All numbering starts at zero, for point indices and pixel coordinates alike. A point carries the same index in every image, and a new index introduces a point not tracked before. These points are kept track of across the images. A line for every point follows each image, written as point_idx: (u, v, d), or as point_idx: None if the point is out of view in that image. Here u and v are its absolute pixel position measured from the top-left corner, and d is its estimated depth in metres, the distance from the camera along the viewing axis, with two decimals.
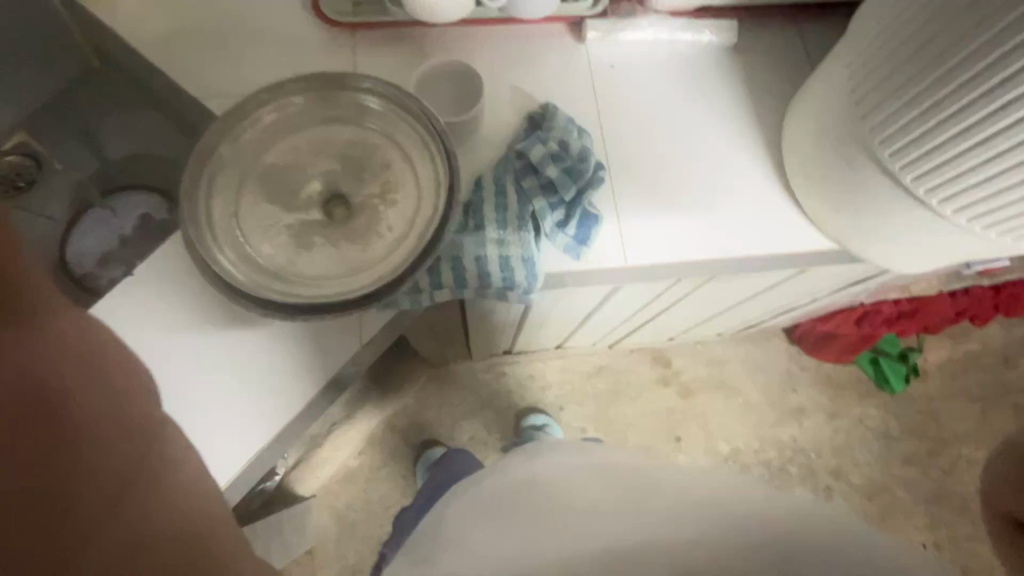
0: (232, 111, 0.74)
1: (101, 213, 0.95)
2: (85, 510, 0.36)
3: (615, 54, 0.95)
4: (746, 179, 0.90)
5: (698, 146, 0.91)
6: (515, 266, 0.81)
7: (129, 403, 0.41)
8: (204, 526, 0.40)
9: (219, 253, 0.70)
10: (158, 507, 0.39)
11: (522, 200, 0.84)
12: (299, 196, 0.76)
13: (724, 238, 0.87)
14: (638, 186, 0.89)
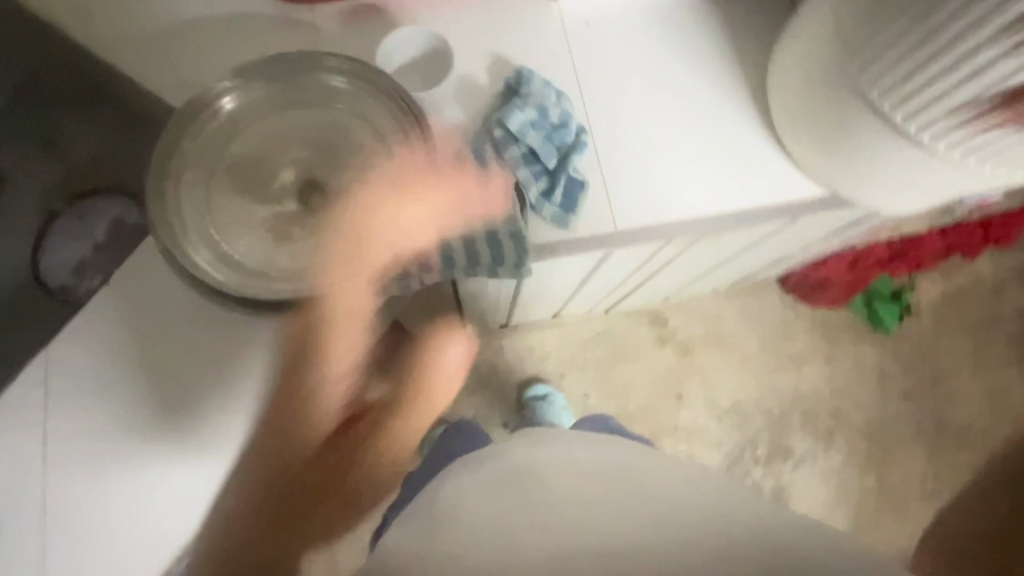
0: (191, 102, 0.70)
1: (71, 223, 0.91)
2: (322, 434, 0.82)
3: (589, 10, 0.90)
4: (732, 131, 0.87)
5: (681, 101, 0.88)
6: (503, 241, 0.79)
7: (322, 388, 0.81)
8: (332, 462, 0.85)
9: (196, 254, 0.67)
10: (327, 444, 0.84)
11: (504, 172, 0.81)
12: (273, 186, 0.73)
13: (714, 196, 0.86)
14: (623, 148, 0.86)
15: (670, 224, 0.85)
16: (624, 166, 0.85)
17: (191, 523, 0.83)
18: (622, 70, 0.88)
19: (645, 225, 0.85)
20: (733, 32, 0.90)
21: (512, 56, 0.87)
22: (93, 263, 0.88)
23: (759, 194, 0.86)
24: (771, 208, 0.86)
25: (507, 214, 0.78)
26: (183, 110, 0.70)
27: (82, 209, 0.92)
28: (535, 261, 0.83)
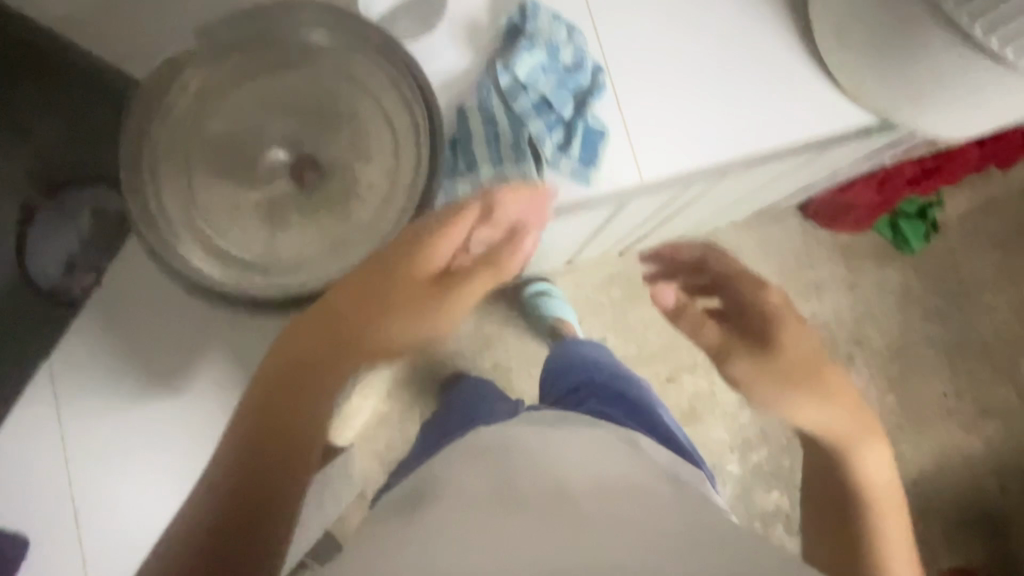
0: (159, 78, 0.62)
1: (49, 216, 0.78)
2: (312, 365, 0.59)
3: None
4: (767, 57, 0.77)
5: (709, 25, 0.77)
6: None
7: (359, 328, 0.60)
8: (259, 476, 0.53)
9: (188, 253, 0.61)
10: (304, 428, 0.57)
11: (515, 125, 0.73)
12: (261, 166, 0.65)
13: (749, 134, 0.77)
14: (644, 88, 0.76)
15: (699, 171, 0.77)
16: (646, 109, 0.76)
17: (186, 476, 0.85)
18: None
19: (674, 172, 0.77)
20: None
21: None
22: (83, 264, 0.81)
23: (800, 129, 0.77)
24: (813, 142, 0.77)
25: (521, 176, 0.72)
26: (150, 88, 0.62)
27: (63, 201, 0.79)
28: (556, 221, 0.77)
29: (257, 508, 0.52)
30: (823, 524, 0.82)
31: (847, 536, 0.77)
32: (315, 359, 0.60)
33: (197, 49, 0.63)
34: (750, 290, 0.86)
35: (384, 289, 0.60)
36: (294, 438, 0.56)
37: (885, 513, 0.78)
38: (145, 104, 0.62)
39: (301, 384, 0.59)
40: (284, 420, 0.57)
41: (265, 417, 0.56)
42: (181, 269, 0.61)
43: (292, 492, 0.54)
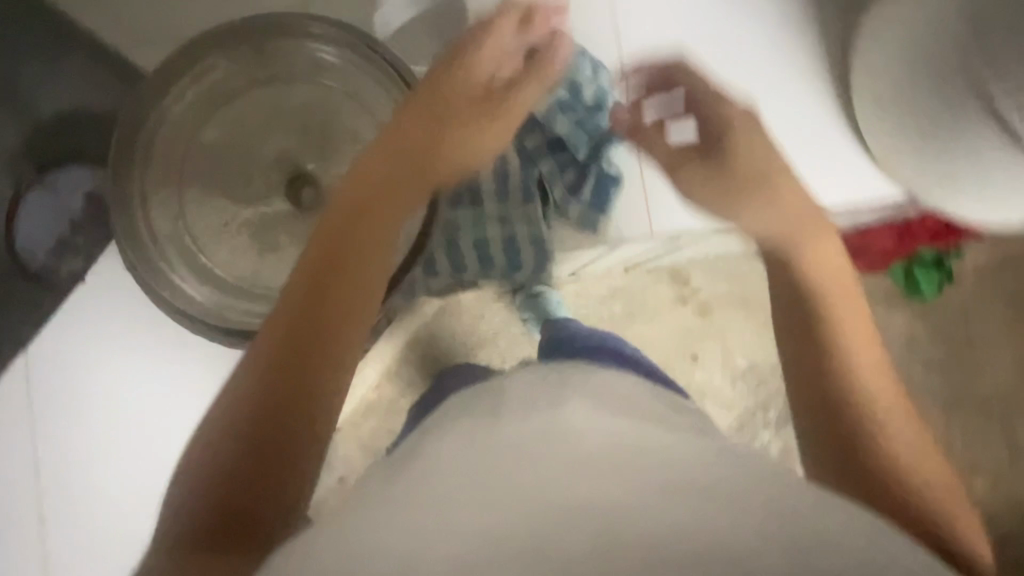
0: (153, 83, 0.57)
1: (39, 196, 0.68)
2: (329, 247, 0.50)
3: None
4: (798, 115, 0.73)
5: (742, 74, 0.72)
6: (522, 246, 0.72)
7: (411, 155, 0.58)
8: (282, 389, 0.44)
9: (171, 269, 0.59)
10: (324, 341, 0.46)
11: (525, 163, 0.70)
12: (255, 185, 0.62)
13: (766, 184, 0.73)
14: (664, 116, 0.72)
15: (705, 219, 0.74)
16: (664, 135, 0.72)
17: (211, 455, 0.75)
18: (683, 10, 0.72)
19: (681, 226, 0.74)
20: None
21: None
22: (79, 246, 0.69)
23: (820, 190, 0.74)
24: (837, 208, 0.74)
25: (528, 217, 0.71)
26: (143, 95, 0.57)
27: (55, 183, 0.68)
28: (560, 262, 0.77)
29: (287, 444, 0.43)
30: (851, 461, 0.46)
31: (872, 465, 0.46)
32: (347, 264, 0.50)
33: (197, 55, 0.59)
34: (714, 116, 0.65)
35: (420, 128, 0.59)
36: (315, 373, 0.45)
37: (868, 416, 0.48)
38: (137, 113, 0.57)
39: (337, 300, 0.48)
40: (308, 325, 0.46)
41: (290, 340, 0.45)
42: (164, 289, 0.58)
43: (314, 437, 0.44)
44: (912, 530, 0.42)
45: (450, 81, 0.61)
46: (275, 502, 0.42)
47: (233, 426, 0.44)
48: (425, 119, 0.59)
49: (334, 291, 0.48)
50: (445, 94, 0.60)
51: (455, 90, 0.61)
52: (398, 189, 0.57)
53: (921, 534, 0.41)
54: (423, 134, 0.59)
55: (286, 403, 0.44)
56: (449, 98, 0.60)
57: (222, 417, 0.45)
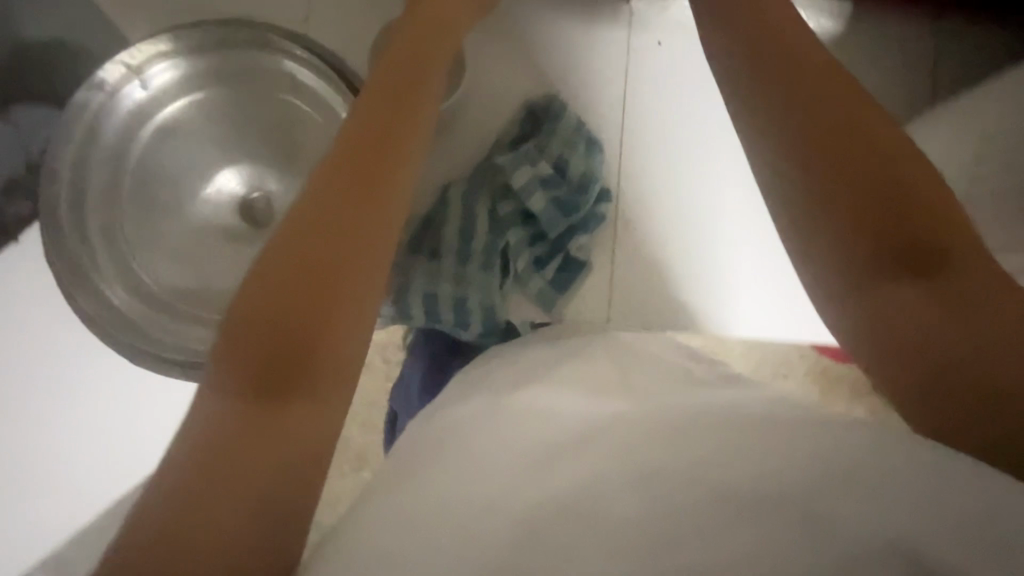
0: (107, 71, 0.53)
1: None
2: (353, 145, 0.38)
3: (670, 31, 0.66)
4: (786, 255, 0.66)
5: (742, 189, 0.66)
6: (476, 309, 0.60)
7: (413, 65, 0.46)
8: (311, 271, 0.34)
9: (93, 269, 0.55)
10: (347, 182, 0.37)
11: (494, 230, 0.63)
12: (201, 194, 0.58)
13: (756, 244, 0.66)
14: (687, 155, 0.66)
15: (665, 290, 0.66)
16: (671, 136, 0.66)
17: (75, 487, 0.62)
18: (709, 99, 0.66)
19: (637, 299, 0.66)
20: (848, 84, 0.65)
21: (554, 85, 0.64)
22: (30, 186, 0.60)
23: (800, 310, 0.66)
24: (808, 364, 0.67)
25: (485, 279, 0.62)
26: (93, 83, 0.53)
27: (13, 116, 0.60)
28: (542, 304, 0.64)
29: (290, 402, 0.31)
30: (860, 215, 0.34)
31: (889, 205, 0.33)
32: (378, 160, 0.39)
33: (162, 50, 0.55)
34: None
35: (435, 47, 0.49)
36: (358, 258, 0.35)
37: (871, 144, 0.34)
38: (87, 100, 0.54)
39: (371, 210, 0.37)
40: (336, 219, 0.35)
41: (307, 237, 0.35)
42: (82, 291, 0.54)
43: (357, 326, 0.34)
44: (942, 301, 0.31)
45: (443, 15, 0.52)
46: (314, 429, 0.31)
47: (253, 308, 0.32)
48: (431, 46, 0.49)
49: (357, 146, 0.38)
50: (449, 25, 0.52)
51: (445, 22, 0.52)
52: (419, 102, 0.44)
53: (952, 318, 0.31)
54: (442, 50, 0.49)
55: (303, 292, 0.33)
56: (449, 26, 0.52)
57: (243, 310, 0.32)
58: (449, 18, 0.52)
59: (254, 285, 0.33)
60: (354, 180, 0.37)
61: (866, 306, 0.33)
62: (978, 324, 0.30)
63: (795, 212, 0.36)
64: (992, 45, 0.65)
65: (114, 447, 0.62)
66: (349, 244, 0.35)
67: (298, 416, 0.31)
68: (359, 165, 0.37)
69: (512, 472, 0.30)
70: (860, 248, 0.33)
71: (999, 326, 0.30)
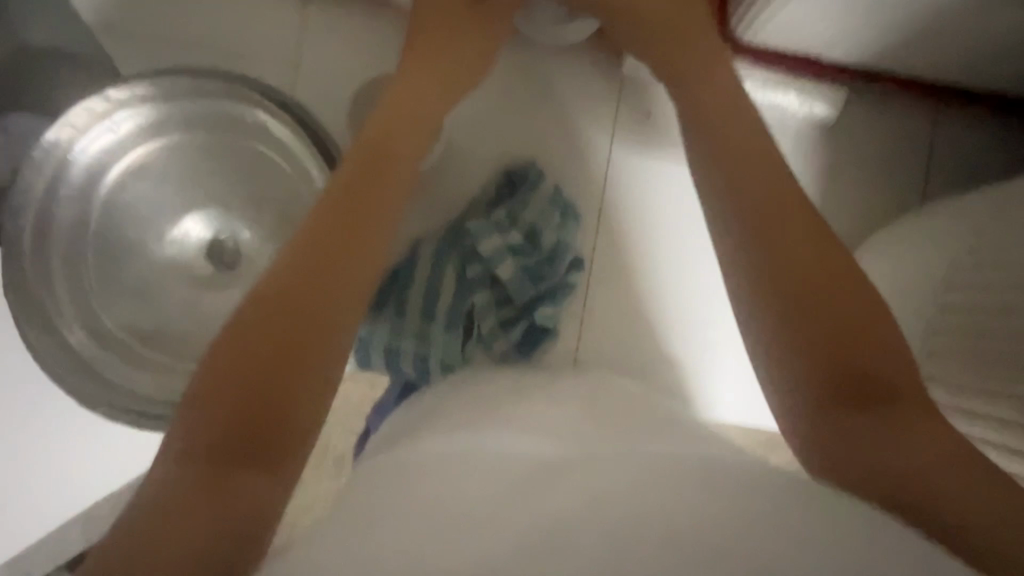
0: (78, 112, 0.53)
1: None
2: (329, 217, 0.40)
3: (661, 98, 0.68)
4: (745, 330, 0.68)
5: (710, 262, 0.68)
6: (437, 367, 0.61)
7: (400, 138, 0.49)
8: (274, 337, 0.34)
9: (52, 308, 0.54)
10: (320, 251, 0.38)
11: (461, 291, 0.63)
12: (167, 236, 0.58)
13: (723, 321, 0.68)
14: (659, 224, 0.68)
15: (634, 349, 0.68)
16: (651, 202, 0.68)
17: (24, 520, 0.62)
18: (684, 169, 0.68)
19: (606, 355, 0.68)
20: (832, 169, 0.68)
21: (542, 153, 0.67)
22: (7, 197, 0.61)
23: (763, 393, 0.68)
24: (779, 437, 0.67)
25: (452, 334, 0.63)
26: (65, 121, 0.53)
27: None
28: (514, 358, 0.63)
29: (237, 476, 0.31)
30: (808, 323, 0.36)
31: (837, 322, 0.36)
32: (353, 231, 0.40)
33: (137, 93, 0.54)
34: (726, 104, 0.46)
35: (417, 115, 0.52)
36: (324, 332, 0.36)
37: (826, 267, 0.38)
38: (57, 138, 0.53)
39: (342, 283, 0.38)
40: (302, 290, 0.36)
41: (282, 302, 0.36)
42: (34, 330, 0.53)
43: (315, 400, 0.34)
44: (879, 421, 0.33)
45: (426, 86, 0.54)
46: (261, 503, 0.31)
47: (219, 369, 0.33)
48: (414, 115, 0.52)
49: (334, 220, 0.40)
50: (437, 95, 0.55)
51: (431, 91, 0.54)
52: (398, 176, 0.46)
53: (893, 437, 0.33)
54: (424, 122, 0.52)
55: (265, 359, 0.34)
56: (434, 97, 0.54)
57: (209, 373, 0.33)
58: (433, 89, 0.54)
59: (222, 347, 0.34)
60: (327, 252, 0.38)
61: (811, 408, 0.35)
62: (916, 450, 0.32)
63: (749, 300, 0.39)
64: (969, 142, 0.69)
65: (63, 484, 0.62)
66: (314, 314, 0.36)
67: (253, 479, 0.31)
68: (335, 238, 0.39)
69: (484, 505, 0.32)
70: (809, 353, 0.36)
71: (913, 436, 0.32)
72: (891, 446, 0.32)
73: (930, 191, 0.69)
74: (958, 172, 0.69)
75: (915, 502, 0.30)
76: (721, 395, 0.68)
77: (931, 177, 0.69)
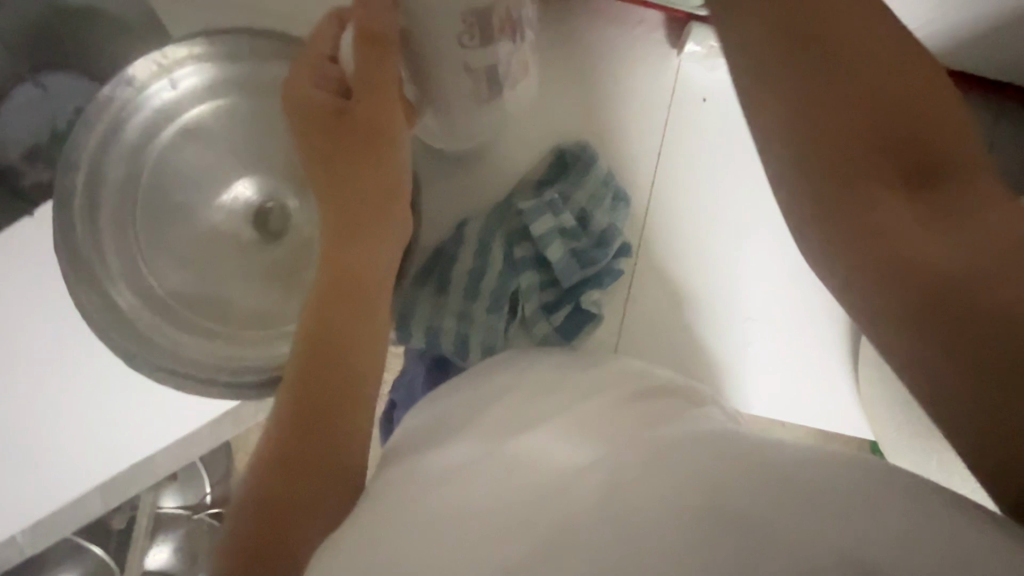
0: (137, 68, 0.52)
1: (24, 90, 0.64)
2: (342, 281, 0.47)
3: (716, 83, 0.67)
4: (788, 320, 0.67)
5: (758, 251, 0.67)
6: (475, 347, 0.61)
7: (366, 185, 0.50)
8: (311, 398, 0.42)
9: (101, 266, 0.53)
10: (338, 314, 0.46)
11: (505, 272, 0.62)
12: (218, 199, 0.57)
13: (764, 316, 0.67)
14: (708, 210, 0.67)
15: (675, 336, 0.67)
16: (704, 188, 0.67)
17: (59, 482, 0.62)
18: (739, 155, 0.67)
19: (647, 340, 0.67)
20: None
21: (593, 133, 0.66)
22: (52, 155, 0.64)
23: (800, 389, 0.67)
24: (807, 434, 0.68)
25: (495, 313, 0.62)
26: (123, 76, 0.52)
27: (43, 80, 0.64)
28: (554, 341, 0.63)
29: (294, 522, 0.38)
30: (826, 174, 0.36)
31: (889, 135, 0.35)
32: (362, 288, 0.48)
33: (194, 53, 0.53)
34: (857, 51, 0.35)
35: (349, 162, 0.50)
36: (350, 363, 0.44)
37: (848, 127, 0.35)
38: (114, 94, 0.52)
39: (351, 336, 0.45)
40: (326, 352, 0.44)
41: (317, 364, 0.43)
42: (84, 289, 0.52)
43: (358, 420, 0.43)
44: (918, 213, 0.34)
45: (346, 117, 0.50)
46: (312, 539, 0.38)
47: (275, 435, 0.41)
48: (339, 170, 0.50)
49: (348, 279, 0.47)
50: (361, 128, 0.50)
51: (360, 121, 0.49)
52: (394, 232, 0.52)
53: (924, 232, 0.33)
54: (358, 166, 0.50)
55: (304, 418, 0.41)
56: (365, 133, 0.50)
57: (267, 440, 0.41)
58: (353, 125, 0.50)
59: (275, 413, 0.42)
60: (344, 312, 0.46)
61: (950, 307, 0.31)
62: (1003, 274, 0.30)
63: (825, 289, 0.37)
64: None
65: (101, 445, 0.62)
66: (336, 370, 0.43)
67: (308, 527, 0.38)
68: (351, 298, 0.47)
69: (524, 524, 0.35)
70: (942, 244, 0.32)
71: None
72: (923, 233, 0.33)
73: None
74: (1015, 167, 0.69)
75: (945, 294, 0.31)
76: (758, 386, 0.67)
77: None
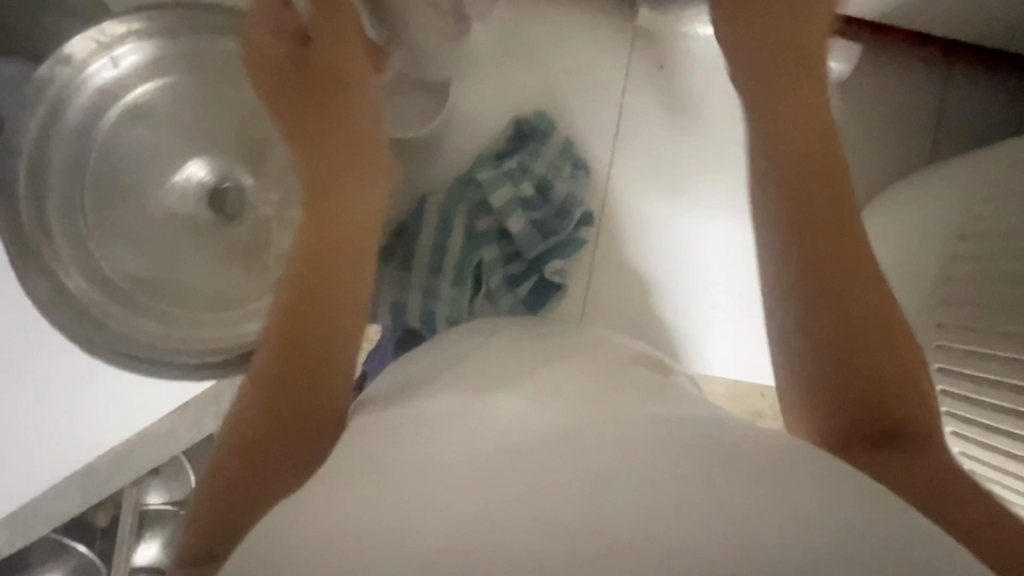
0: (74, 46, 0.51)
1: None
2: (327, 228, 0.46)
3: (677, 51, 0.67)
4: (749, 286, 0.69)
5: (717, 219, 0.68)
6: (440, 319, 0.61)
7: (345, 133, 0.51)
8: (302, 344, 0.40)
9: (50, 253, 0.52)
10: (331, 264, 0.44)
11: (468, 245, 0.62)
12: (170, 182, 0.57)
13: (724, 280, 0.68)
14: (668, 180, 0.68)
15: (639, 304, 0.68)
16: (665, 159, 0.67)
17: (27, 475, 0.61)
18: (701, 125, 0.68)
19: (613, 307, 0.68)
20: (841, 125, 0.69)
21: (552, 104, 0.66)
22: None
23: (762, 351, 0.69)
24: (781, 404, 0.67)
25: (459, 286, 0.62)
26: (60, 55, 0.50)
27: None
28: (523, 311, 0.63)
29: (275, 465, 0.35)
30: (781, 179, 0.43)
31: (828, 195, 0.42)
32: (348, 236, 0.46)
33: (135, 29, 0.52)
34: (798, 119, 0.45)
35: (335, 119, 0.51)
36: (339, 316, 0.43)
37: (781, 155, 0.43)
38: (52, 74, 0.50)
39: (340, 286, 0.44)
40: (314, 302, 0.42)
41: (304, 314, 0.42)
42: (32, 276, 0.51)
43: (345, 375, 0.41)
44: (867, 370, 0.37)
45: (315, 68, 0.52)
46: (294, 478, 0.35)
47: (263, 380, 0.39)
48: (319, 123, 0.50)
49: (335, 227, 0.46)
50: (337, 81, 0.52)
51: (334, 75, 0.52)
52: (373, 180, 0.51)
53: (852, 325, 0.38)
54: (353, 126, 0.51)
55: (292, 364, 0.39)
56: (337, 80, 0.52)
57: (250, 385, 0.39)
58: (326, 77, 0.52)
59: (260, 359, 0.40)
60: (331, 254, 0.44)
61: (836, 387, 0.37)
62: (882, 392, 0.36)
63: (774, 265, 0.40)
64: (973, 97, 0.71)
65: (67, 437, 0.61)
66: (324, 323, 0.42)
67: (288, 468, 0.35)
68: (339, 248, 0.46)
69: None
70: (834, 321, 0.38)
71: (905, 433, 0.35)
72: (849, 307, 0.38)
73: (932, 149, 0.70)
74: (962, 127, 0.71)
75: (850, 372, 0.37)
76: (720, 351, 0.68)
77: (936, 131, 0.70)
